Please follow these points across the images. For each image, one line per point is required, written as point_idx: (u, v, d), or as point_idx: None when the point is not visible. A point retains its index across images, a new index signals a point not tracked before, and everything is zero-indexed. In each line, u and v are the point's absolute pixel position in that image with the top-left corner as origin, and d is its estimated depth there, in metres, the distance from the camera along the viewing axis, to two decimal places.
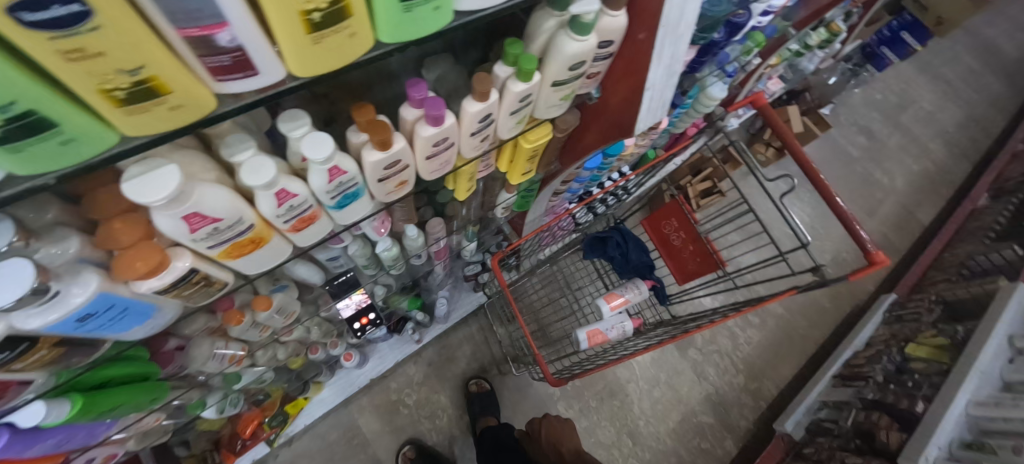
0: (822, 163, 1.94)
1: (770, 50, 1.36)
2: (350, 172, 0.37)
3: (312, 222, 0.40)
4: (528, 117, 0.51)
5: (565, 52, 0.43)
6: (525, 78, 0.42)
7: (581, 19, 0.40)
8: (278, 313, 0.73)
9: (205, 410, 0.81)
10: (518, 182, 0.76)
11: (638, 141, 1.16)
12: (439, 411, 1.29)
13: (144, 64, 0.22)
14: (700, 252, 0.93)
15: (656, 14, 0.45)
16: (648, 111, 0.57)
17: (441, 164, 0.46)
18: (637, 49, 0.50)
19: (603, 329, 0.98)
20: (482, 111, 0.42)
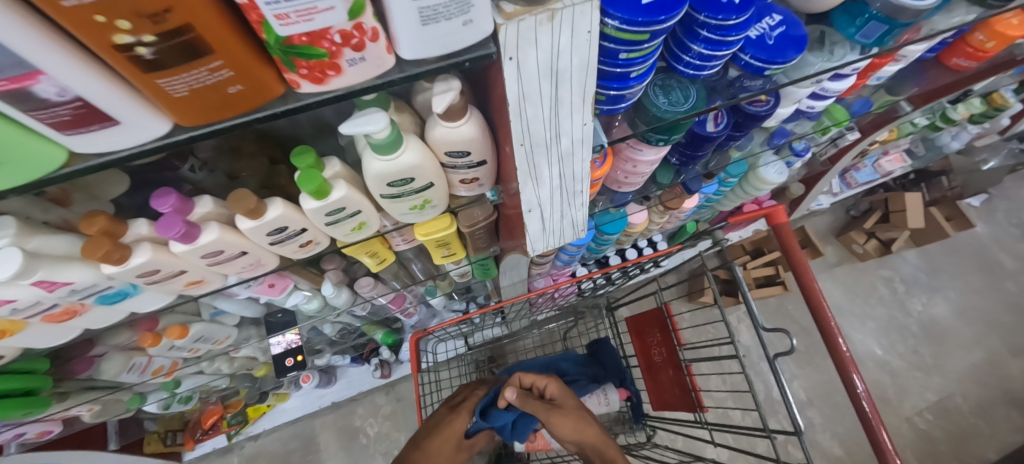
0: (954, 270, 1.45)
1: (876, 124, 1.03)
2: (79, 280, 0.33)
3: (75, 314, 0.37)
4: (374, 222, 0.42)
5: (372, 169, 0.33)
6: (317, 196, 0.34)
7: (374, 138, 0.31)
8: (201, 339, 0.74)
9: (148, 404, 0.87)
10: (446, 261, 0.66)
11: (656, 218, 0.97)
12: (394, 450, 1.24)
13: None
14: (678, 382, 0.73)
15: (511, 129, 0.33)
16: (546, 231, 0.44)
17: (244, 266, 0.40)
18: (511, 163, 0.38)
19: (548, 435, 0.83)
20: (261, 227, 0.35)
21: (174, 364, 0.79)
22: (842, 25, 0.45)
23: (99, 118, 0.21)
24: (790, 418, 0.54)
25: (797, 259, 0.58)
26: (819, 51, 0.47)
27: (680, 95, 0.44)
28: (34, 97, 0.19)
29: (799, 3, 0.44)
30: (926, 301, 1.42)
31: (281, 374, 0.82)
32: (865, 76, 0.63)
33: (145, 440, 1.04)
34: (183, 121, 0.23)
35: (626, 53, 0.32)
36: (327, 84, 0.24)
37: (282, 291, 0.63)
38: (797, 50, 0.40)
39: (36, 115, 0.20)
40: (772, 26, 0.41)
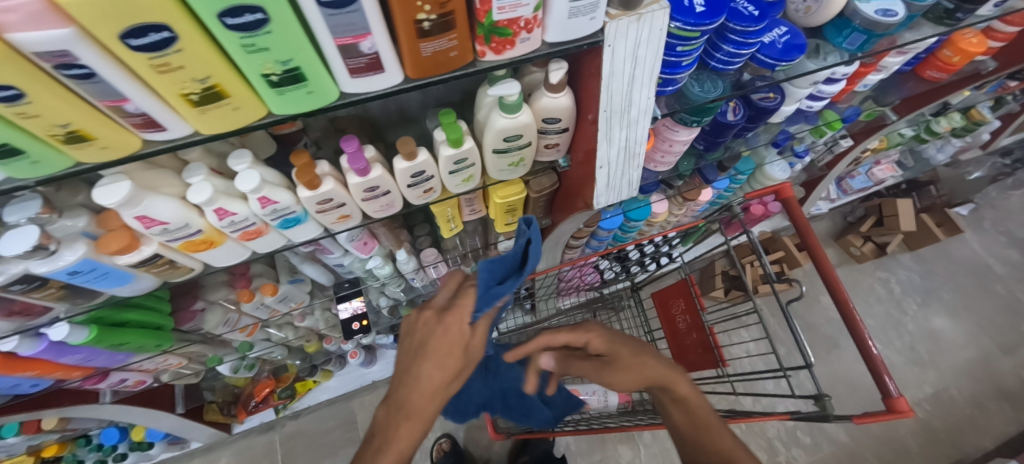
0: (945, 273, 1.56)
1: (866, 132, 1.18)
2: (282, 202, 0.44)
3: (259, 235, 0.48)
4: (478, 177, 0.54)
5: (495, 126, 0.46)
6: (454, 145, 0.46)
7: (505, 100, 0.43)
8: (284, 300, 0.85)
9: (222, 365, 0.97)
10: (506, 231, 0.78)
11: (675, 210, 1.09)
12: (428, 430, 1.32)
13: (72, 121, 0.28)
14: (702, 343, 0.83)
15: (598, 98, 0.46)
16: (608, 187, 0.56)
17: (381, 206, 0.52)
18: (589, 129, 0.51)
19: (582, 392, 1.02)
20: (409, 168, 0.47)
21: (254, 325, 0.89)
22: (833, 34, 0.58)
23: (377, 66, 0.33)
24: (801, 355, 0.65)
25: (801, 225, 0.70)
26: (814, 57, 0.60)
27: (711, 85, 0.56)
28: (355, 50, 0.31)
29: (798, 19, 0.57)
30: (920, 301, 1.52)
31: (349, 335, 0.91)
32: (854, 82, 0.77)
33: (205, 409, 1.14)
34: (413, 74, 0.35)
35: (681, 47, 0.45)
36: (501, 54, 0.37)
37: (369, 251, 0.75)
38: (799, 52, 0.54)
39: (348, 62, 0.32)
40: (780, 35, 0.55)
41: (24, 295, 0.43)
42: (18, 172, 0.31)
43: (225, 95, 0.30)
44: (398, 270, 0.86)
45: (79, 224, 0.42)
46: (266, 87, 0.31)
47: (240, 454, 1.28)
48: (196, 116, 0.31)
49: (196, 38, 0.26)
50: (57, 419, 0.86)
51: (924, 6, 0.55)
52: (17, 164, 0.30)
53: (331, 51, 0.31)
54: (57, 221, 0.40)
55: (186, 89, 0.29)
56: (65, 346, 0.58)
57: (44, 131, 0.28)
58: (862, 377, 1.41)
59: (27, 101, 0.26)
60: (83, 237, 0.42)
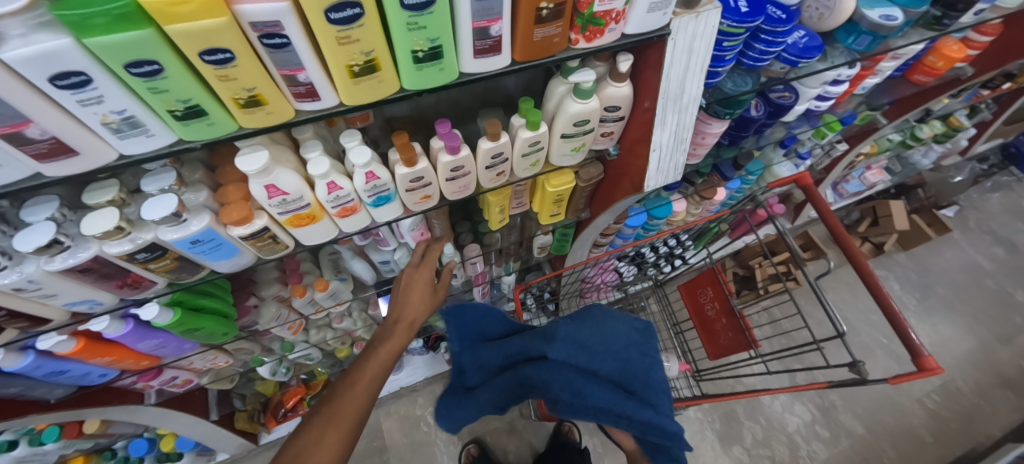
0: (940, 270, 1.65)
1: (859, 137, 1.28)
2: (383, 178, 0.49)
3: (353, 212, 0.53)
4: (542, 162, 0.60)
5: (569, 111, 0.52)
6: (532, 127, 0.52)
7: (581, 86, 0.50)
8: (332, 297, 0.88)
9: (261, 366, 0.98)
10: (548, 223, 0.84)
11: (692, 209, 1.16)
12: (455, 437, 1.32)
13: (256, 86, 0.33)
14: (732, 326, 0.88)
15: (656, 86, 0.53)
16: (657, 171, 0.63)
17: (459, 187, 0.57)
18: (644, 116, 0.57)
19: None
20: (492, 149, 0.53)
21: (299, 323, 0.92)
22: (843, 37, 0.67)
23: (497, 48, 0.39)
24: (833, 326, 0.70)
25: (822, 209, 0.76)
26: (823, 59, 0.69)
27: (742, 81, 0.64)
28: (485, 33, 0.37)
29: (812, 25, 0.66)
30: (919, 298, 1.60)
31: None
32: (855, 84, 0.86)
33: (236, 417, 1.14)
34: (520, 58, 0.42)
35: (728, 42, 0.52)
36: (591, 42, 0.43)
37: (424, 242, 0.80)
38: (819, 50, 0.62)
39: (476, 43, 0.38)
40: (800, 37, 0.63)
41: (140, 266, 0.47)
42: (192, 134, 0.36)
43: (377, 68, 0.36)
44: (442, 265, 0.90)
45: (201, 197, 0.45)
46: (409, 63, 0.37)
47: None
48: (349, 88, 0.37)
49: (373, 15, 0.32)
50: (99, 423, 0.86)
51: (918, 12, 0.64)
52: (197, 125, 0.35)
53: (465, 33, 0.36)
54: (184, 193, 0.44)
55: (353, 61, 0.34)
56: (146, 330, 0.60)
57: (230, 95, 0.33)
58: (870, 371, 1.47)
59: (233, 64, 0.31)
60: (204, 209, 0.46)
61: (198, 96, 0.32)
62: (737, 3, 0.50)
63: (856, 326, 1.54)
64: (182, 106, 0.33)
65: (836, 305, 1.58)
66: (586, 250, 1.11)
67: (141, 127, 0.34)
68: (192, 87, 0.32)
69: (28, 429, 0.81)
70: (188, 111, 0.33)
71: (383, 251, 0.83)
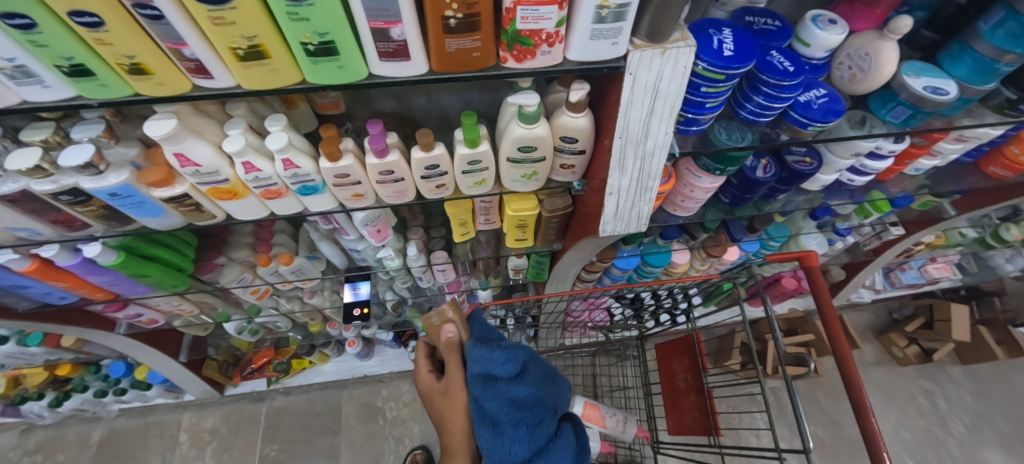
0: (1004, 399, 1.41)
1: (921, 223, 1.10)
2: (303, 168, 0.48)
3: (278, 196, 0.52)
4: (489, 182, 0.56)
5: (511, 134, 0.48)
6: (469, 145, 0.48)
7: (525, 110, 0.45)
8: (297, 273, 0.90)
9: (228, 323, 1.02)
10: (516, 247, 0.79)
11: (696, 264, 1.05)
12: (407, 437, 1.29)
13: (138, 55, 0.33)
14: (698, 406, 0.78)
15: (614, 124, 0.47)
16: (615, 216, 0.57)
17: (394, 192, 0.54)
18: (604, 156, 0.51)
19: (603, 413, 0.89)
20: (425, 159, 0.50)
21: (264, 290, 0.94)
22: (877, 106, 0.56)
23: (403, 53, 0.36)
24: (801, 437, 0.58)
25: (823, 302, 0.68)
26: (851, 127, 0.58)
27: (739, 135, 0.55)
28: (387, 35, 0.34)
29: (842, 85, 0.56)
30: (969, 425, 1.37)
31: (348, 322, 0.93)
32: (904, 164, 0.73)
33: (205, 364, 1.20)
34: (437, 68, 0.38)
35: (706, 88, 0.45)
36: (522, 63, 0.39)
37: (382, 239, 0.78)
38: (836, 116, 0.52)
39: (379, 45, 0.35)
40: (818, 96, 0.54)
41: (69, 206, 0.49)
42: (87, 91, 0.37)
43: (267, 55, 0.34)
44: (407, 265, 0.88)
45: (130, 153, 0.46)
46: (303, 55, 0.35)
47: (226, 418, 1.32)
48: (240, 70, 0.36)
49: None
50: (75, 339, 0.93)
51: (983, 90, 0.53)
52: (86, 83, 0.35)
53: (364, 33, 0.34)
54: (112, 147, 0.45)
55: (234, 44, 0.33)
56: (95, 266, 0.63)
57: (114, 60, 0.33)
58: None
59: (105, 29, 0.31)
60: (128, 166, 0.47)
61: (81, 56, 0.33)
62: (723, 45, 0.43)
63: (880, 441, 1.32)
64: (66, 63, 0.33)
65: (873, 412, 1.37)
66: (570, 283, 1.04)
67: (34, 77, 0.34)
68: (73, 46, 0.32)
69: (16, 330, 0.89)
70: (72, 67, 0.34)
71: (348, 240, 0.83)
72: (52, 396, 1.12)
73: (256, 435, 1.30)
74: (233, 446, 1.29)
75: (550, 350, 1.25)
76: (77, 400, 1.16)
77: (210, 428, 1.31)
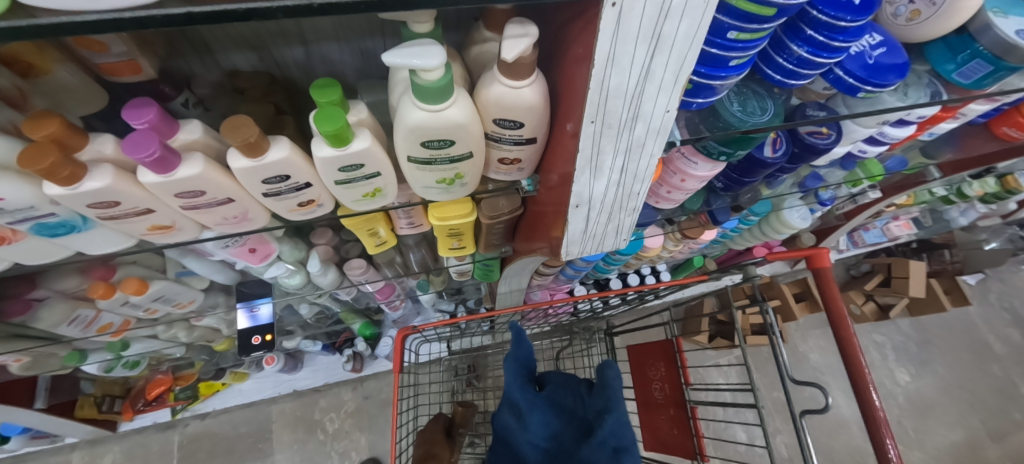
0: (943, 345, 1.49)
1: (900, 186, 1.01)
2: (11, 198, 0.26)
3: (4, 242, 0.30)
4: (390, 192, 0.36)
5: (406, 121, 0.27)
6: (335, 143, 0.28)
7: (420, 78, 0.25)
8: (162, 299, 0.67)
9: (86, 363, 0.79)
10: (451, 255, 0.60)
11: (669, 245, 0.91)
12: (353, 451, 1.14)
13: None
14: (679, 423, 0.67)
15: (582, 99, 0.27)
16: (584, 231, 0.40)
17: (227, 218, 0.33)
18: (566, 147, 0.32)
19: None
20: (258, 170, 0.28)
21: (122, 323, 0.70)
22: (939, 59, 0.41)
23: None
24: None
25: (834, 309, 0.56)
26: (896, 90, 0.43)
27: (756, 105, 0.38)
28: None
29: (895, 29, 0.40)
30: (914, 373, 1.44)
31: (246, 353, 0.72)
32: (922, 129, 0.60)
33: (79, 403, 0.95)
34: None
35: (735, 33, 0.27)
36: None
37: (262, 259, 0.55)
38: (899, 75, 0.36)
39: None
40: (871, 46, 0.37)
41: None
42: None
43: None
44: (314, 280, 0.67)
45: None
46: None
47: (129, 454, 1.10)
48: None
49: None
50: None
51: None
52: None
53: None
54: None
55: None
56: None
57: None
58: (840, 448, 1.28)
59: None
60: None
61: None
62: None
63: (838, 400, 1.33)
64: None
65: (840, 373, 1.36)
66: (527, 277, 0.86)
67: None
68: None
69: None
70: None
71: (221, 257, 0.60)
72: None
73: None
74: None
75: (508, 344, 1.11)
76: None
77: None
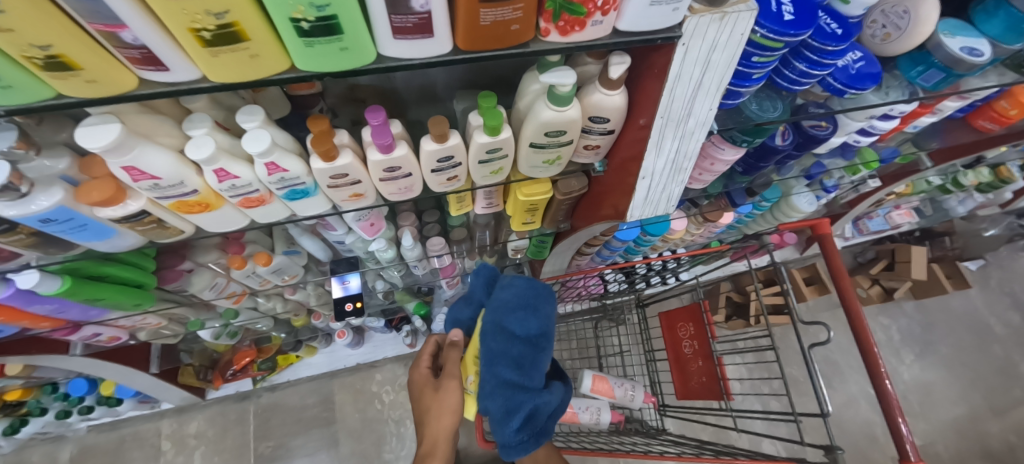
0: (946, 327, 1.59)
1: (897, 175, 1.13)
2: (291, 170, 0.40)
3: (261, 204, 0.44)
4: (506, 170, 0.50)
5: (539, 118, 0.41)
6: (490, 132, 0.42)
7: (557, 90, 0.39)
8: (277, 272, 0.81)
9: (202, 329, 0.94)
10: (520, 230, 0.74)
11: (692, 228, 1.04)
12: (407, 420, 1.28)
13: (53, 43, 0.23)
14: (707, 372, 0.79)
15: (655, 102, 0.41)
16: (645, 199, 0.53)
17: (400, 189, 0.47)
18: (637, 134, 0.46)
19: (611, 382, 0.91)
20: (438, 152, 0.42)
21: (241, 292, 0.85)
22: (906, 68, 0.54)
23: (425, 28, 0.28)
24: (817, 402, 0.60)
25: (836, 267, 0.68)
26: (878, 91, 0.56)
27: (769, 105, 0.52)
28: (406, 7, 0.26)
29: (874, 46, 0.53)
30: (918, 353, 1.54)
31: (341, 318, 0.86)
32: (906, 122, 0.72)
33: (181, 371, 1.10)
34: (463, 45, 0.31)
35: (757, 57, 0.40)
36: (567, 36, 0.32)
37: (374, 232, 0.70)
38: (874, 82, 0.50)
39: (394, 19, 0.27)
40: (854, 60, 0.50)
41: None
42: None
43: (244, 38, 0.25)
44: (401, 254, 0.81)
45: (60, 166, 0.37)
46: (292, 36, 0.26)
47: (211, 421, 1.24)
48: (205, 58, 0.26)
49: None
50: (23, 366, 0.83)
51: (1011, 50, 0.51)
52: None
53: (375, 7, 0.26)
54: (35, 160, 0.35)
55: (198, 24, 0.24)
56: (35, 296, 0.53)
57: (16, 50, 0.23)
58: (850, 421, 1.39)
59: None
60: (60, 181, 0.37)
61: None
62: (781, 7, 0.38)
63: (846, 376, 1.44)
64: None
65: (848, 351, 1.47)
66: (569, 256, 1.00)
67: None
68: None
69: None
70: None
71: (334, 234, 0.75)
72: (6, 423, 1.02)
73: (247, 434, 1.24)
74: (224, 447, 1.23)
75: None
76: (37, 424, 1.06)
77: (194, 433, 1.23)
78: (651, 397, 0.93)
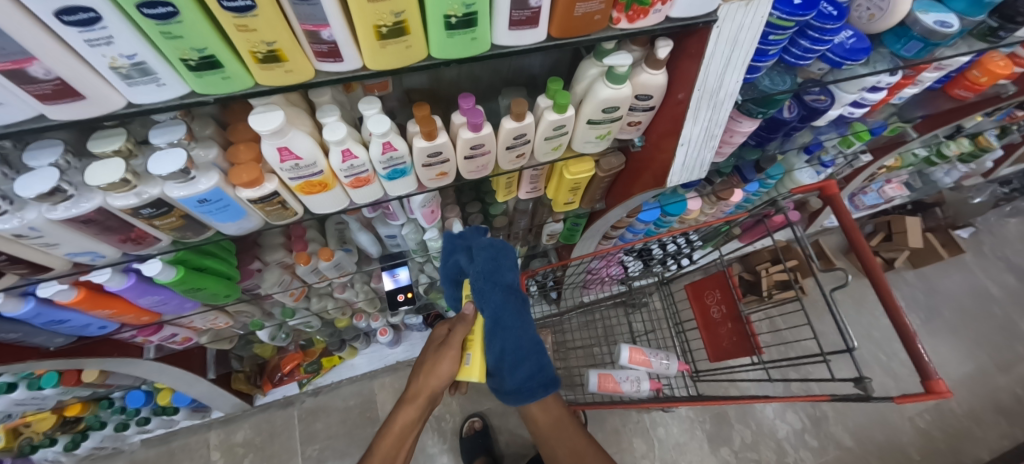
0: (946, 292, 1.68)
1: (886, 149, 1.23)
2: (400, 150, 0.47)
3: (366, 183, 0.51)
4: (564, 146, 0.58)
5: (598, 96, 0.50)
6: (559, 110, 0.50)
7: (615, 70, 0.47)
8: (336, 268, 0.87)
9: (261, 330, 0.99)
10: (560, 211, 0.81)
11: (706, 208, 1.12)
12: (447, 414, 1.32)
13: (277, 40, 0.31)
14: (738, 332, 0.86)
15: (693, 78, 0.50)
16: (682, 166, 0.62)
17: (478, 166, 0.55)
18: (676, 107, 0.55)
19: (647, 352, 0.97)
20: (516, 129, 0.50)
21: (300, 290, 0.91)
22: (891, 42, 0.64)
23: (533, 20, 0.37)
24: (843, 339, 0.68)
25: (846, 222, 0.77)
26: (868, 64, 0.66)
27: (780, 80, 0.61)
28: (525, 4, 0.35)
29: (861, 26, 0.63)
30: (923, 319, 1.63)
31: (395, 308, 0.91)
32: (892, 93, 0.82)
33: (234, 377, 1.16)
34: (556, 33, 0.39)
35: (774, 35, 0.49)
36: (633, 23, 0.41)
37: (432, 220, 0.77)
38: (865, 54, 0.59)
39: (513, 14, 0.35)
40: (847, 37, 0.60)
41: (143, 220, 0.45)
42: (208, 87, 0.34)
43: (407, 31, 0.33)
44: None
45: (211, 155, 0.44)
46: (440, 29, 0.34)
47: (258, 428, 1.28)
48: (374, 49, 0.34)
49: None
50: (97, 373, 0.87)
51: (975, 21, 0.61)
52: (212, 77, 0.33)
53: (503, 3, 0.34)
54: (194, 149, 0.42)
55: (382, 22, 0.31)
56: (146, 286, 0.59)
57: (249, 47, 0.31)
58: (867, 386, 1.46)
59: (254, 13, 0.28)
60: (213, 168, 0.44)
61: (217, 47, 0.30)
62: None
63: (859, 344, 1.52)
64: (197, 56, 0.30)
65: (858, 320, 1.55)
66: (596, 240, 1.07)
67: (152, 75, 0.31)
68: (210, 35, 0.29)
69: (26, 373, 0.80)
70: (207, 62, 0.31)
71: (391, 226, 0.82)
72: (68, 439, 1.04)
73: (294, 438, 1.28)
74: (271, 453, 1.26)
75: (572, 309, 1.29)
76: (95, 439, 1.09)
77: (242, 441, 1.27)
78: (684, 364, 1.00)
